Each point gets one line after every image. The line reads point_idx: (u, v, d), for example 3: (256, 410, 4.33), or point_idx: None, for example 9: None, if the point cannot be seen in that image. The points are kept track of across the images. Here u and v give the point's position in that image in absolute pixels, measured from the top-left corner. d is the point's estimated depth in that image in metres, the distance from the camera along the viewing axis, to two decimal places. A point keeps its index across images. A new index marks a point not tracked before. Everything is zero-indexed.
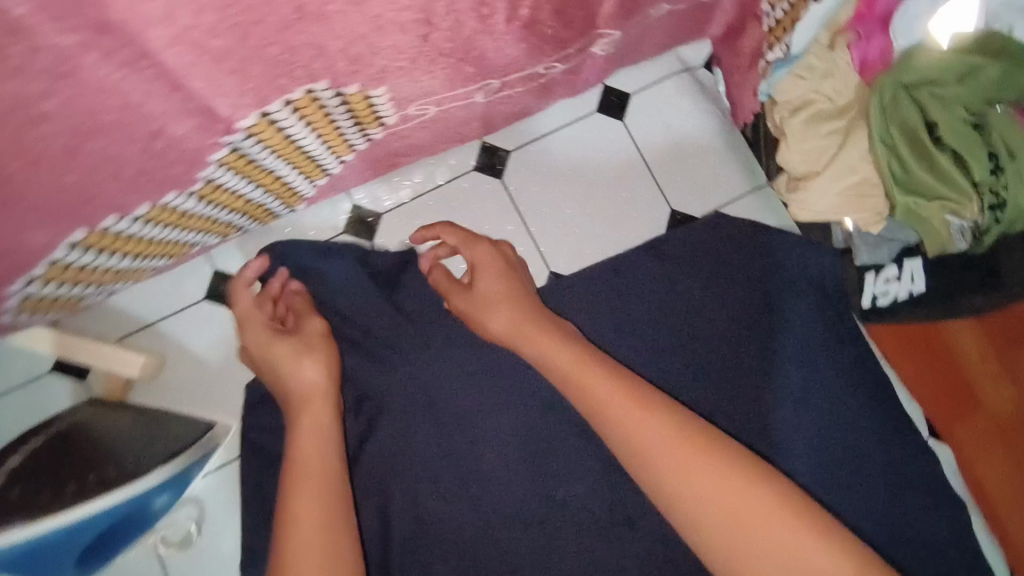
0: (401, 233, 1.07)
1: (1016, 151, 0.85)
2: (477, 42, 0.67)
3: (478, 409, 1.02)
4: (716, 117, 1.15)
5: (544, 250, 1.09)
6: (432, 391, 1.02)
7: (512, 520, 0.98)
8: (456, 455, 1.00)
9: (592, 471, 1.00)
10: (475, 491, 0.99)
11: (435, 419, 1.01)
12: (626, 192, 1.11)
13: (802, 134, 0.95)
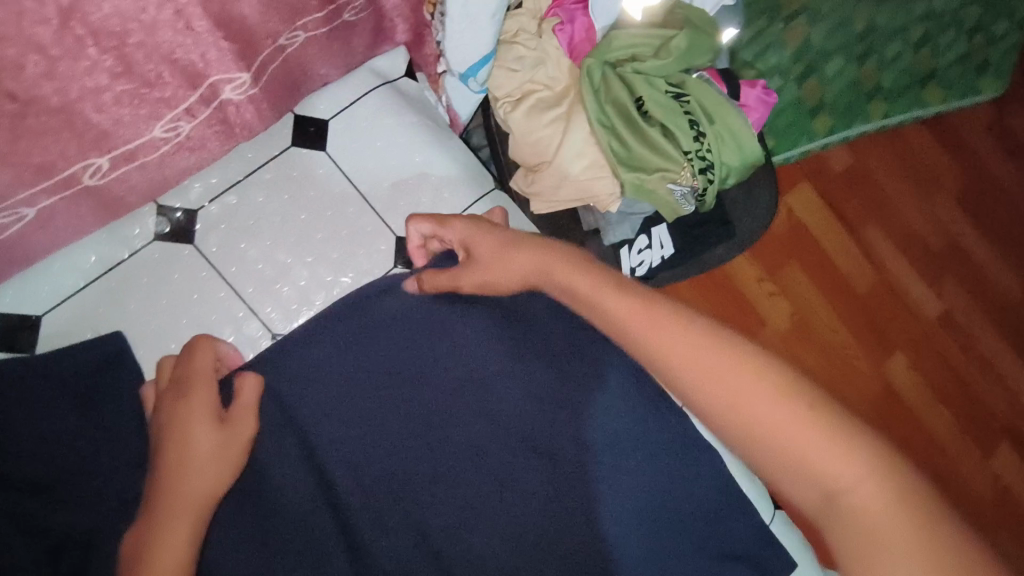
0: (82, 325, 1.04)
1: (712, 115, 0.94)
2: (68, 120, 0.76)
3: (421, 380, 0.92)
4: (425, 127, 1.23)
5: (257, 309, 1.12)
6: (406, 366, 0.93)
7: (486, 481, 0.88)
8: (450, 429, 0.89)
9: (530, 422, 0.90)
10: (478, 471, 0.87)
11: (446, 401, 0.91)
12: (341, 227, 1.16)
13: (525, 125, 0.96)
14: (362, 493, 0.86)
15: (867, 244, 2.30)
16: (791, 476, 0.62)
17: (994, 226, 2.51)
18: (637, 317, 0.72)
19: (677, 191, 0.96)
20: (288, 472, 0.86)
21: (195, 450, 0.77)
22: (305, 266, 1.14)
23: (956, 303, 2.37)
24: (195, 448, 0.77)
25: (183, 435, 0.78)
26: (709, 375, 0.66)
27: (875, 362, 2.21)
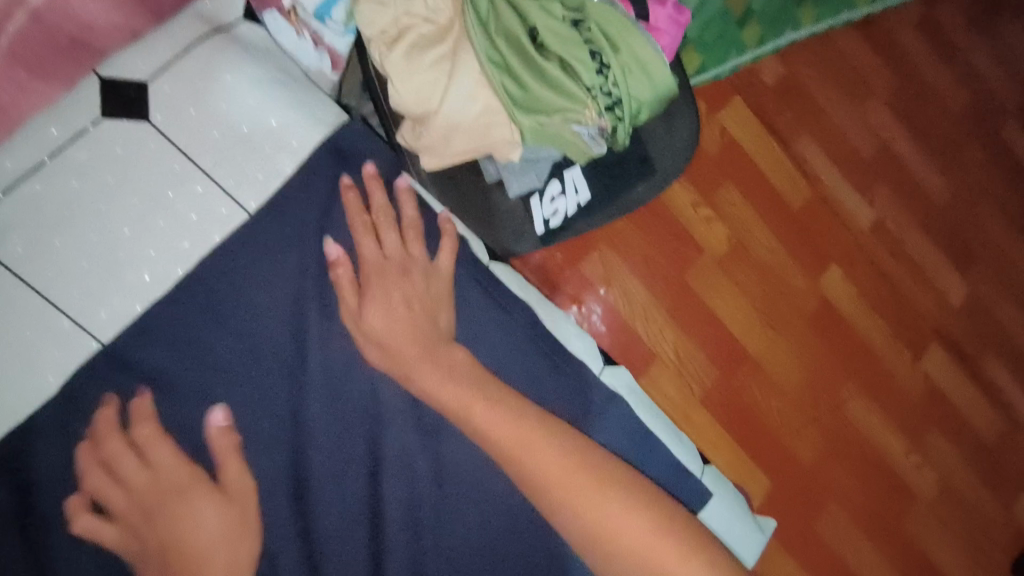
0: None
1: (613, 43, 0.90)
2: None
3: (235, 376, 1.11)
4: (264, 71, 1.20)
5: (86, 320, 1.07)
6: (233, 365, 1.11)
7: (340, 475, 1.15)
8: (264, 409, 1.12)
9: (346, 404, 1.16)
10: (303, 454, 1.13)
11: (251, 395, 1.11)
12: (166, 212, 1.11)
13: (406, 67, 0.91)
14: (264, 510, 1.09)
15: (801, 160, 2.27)
16: (639, 566, 1.01)
17: (924, 129, 2.50)
18: (558, 486, 1.03)
19: (584, 133, 0.93)
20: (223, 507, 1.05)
21: (202, 534, 1.00)
22: (129, 263, 1.09)
23: (888, 212, 2.40)
24: (203, 528, 1.00)
25: (188, 520, 1.00)
26: (616, 507, 1.03)
27: (811, 281, 2.21)
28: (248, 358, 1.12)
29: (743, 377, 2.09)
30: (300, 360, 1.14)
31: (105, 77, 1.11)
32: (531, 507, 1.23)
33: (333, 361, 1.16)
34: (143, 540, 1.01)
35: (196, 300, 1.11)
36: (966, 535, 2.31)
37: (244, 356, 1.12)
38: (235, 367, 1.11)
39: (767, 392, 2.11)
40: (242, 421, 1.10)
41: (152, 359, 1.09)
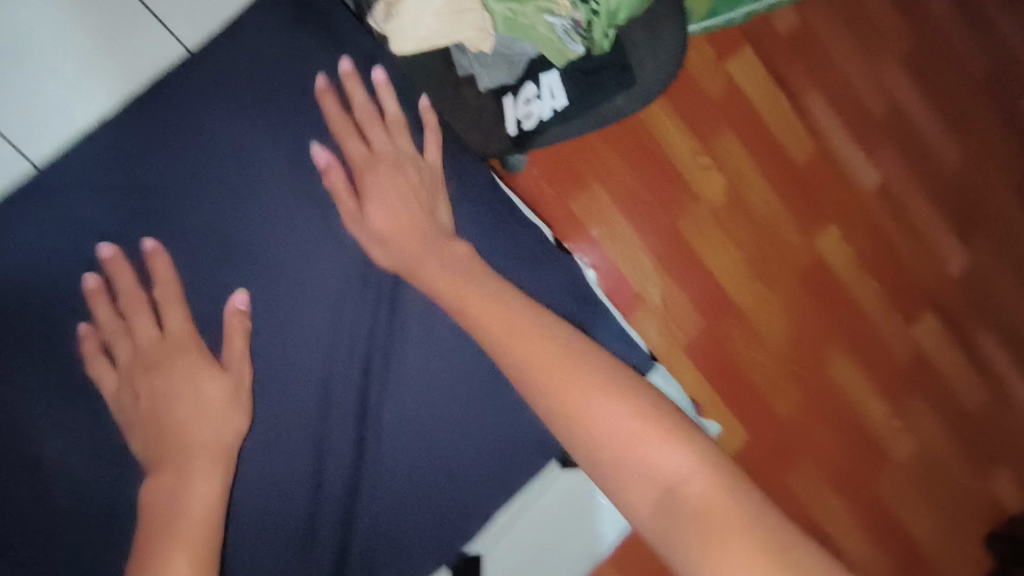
0: None
1: None
2: None
3: (193, 168, 1.14)
4: None
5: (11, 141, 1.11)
6: (199, 151, 1.15)
7: (322, 392, 1.16)
8: (216, 225, 1.14)
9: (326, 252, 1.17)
10: (269, 301, 1.14)
11: (207, 210, 1.14)
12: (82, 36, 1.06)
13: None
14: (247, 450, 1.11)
15: (807, 114, 2.22)
16: (636, 499, 0.80)
17: (940, 94, 2.43)
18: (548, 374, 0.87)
19: (557, 25, 0.97)
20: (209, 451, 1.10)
21: (203, 415, 1.05)
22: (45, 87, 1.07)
23: (894, 177, 2.35)
24: (208, 418, 1.05)
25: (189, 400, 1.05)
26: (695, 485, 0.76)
27: (805, 239, 2.18)
28: (207, 146, 1.15)
29: (728, 330, 2.08)
30: (281, 220, 1.16)
31: None
32: (498, 399, 1.23)
33: (290, 228, 1.16)
34: (139, 401, 1.07)
35: (154, 132, 1.14)
36: (940, 506, 2.32)
37: (216, 193, 1.14)
38: (195, 167, 1.14)
39: (752, 346, 2.10)
40: (187, 280, 1.13)
41: (109, 165, 1.12)
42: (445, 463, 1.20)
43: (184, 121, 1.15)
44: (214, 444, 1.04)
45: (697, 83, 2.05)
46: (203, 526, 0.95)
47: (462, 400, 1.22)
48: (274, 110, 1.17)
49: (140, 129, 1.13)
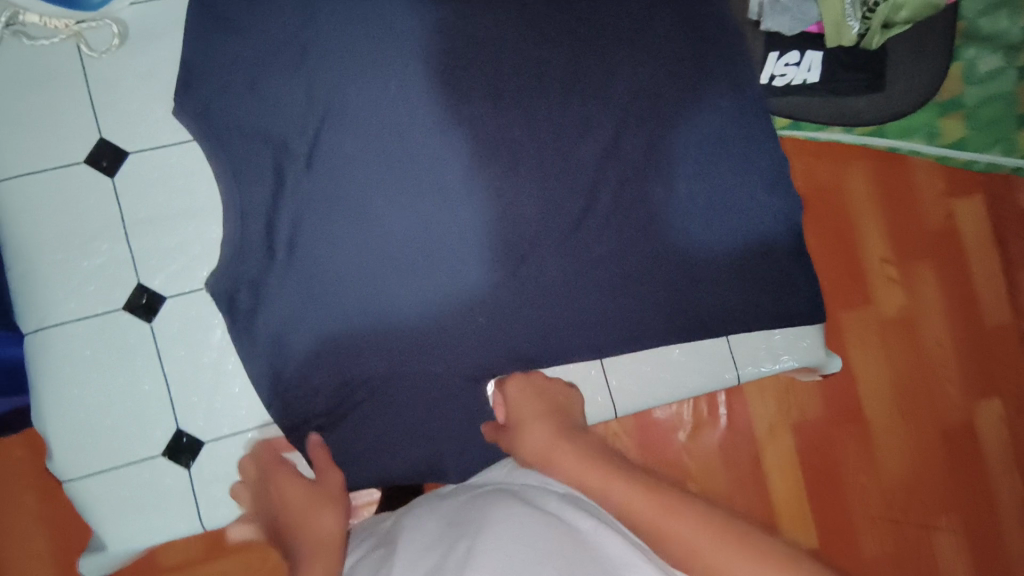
0: None
1: None
2: None
3: (641, 19, 0.94)
4: None
5: None
6: (649, 18, 0.95)
7: (577, 81, 0.91)
8: (631, 42, 0.93)
9: (685, 56, 0.95)
10: (576, 94, 0.91)
11: (639, 27, 0.94)
12: None
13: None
14: (460, 20, 0.90)
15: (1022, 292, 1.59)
16: None
17: None
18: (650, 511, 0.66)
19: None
20: (367, 101, 0.86)
21: (318, 515, 0.76)
22: None
23: None
24: (300, 482, 0.81)
25: (281, 482, 0.81)
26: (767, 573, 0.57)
27: (968, 398, 1.55)
28: (644, 9, 0.94)
29: (845, 446, 1.49)
30: (665, 108, 0.93)
31: None
32: (714, 294, 0.90)
33: (681, 26, 0.95)
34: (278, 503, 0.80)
35: (519, 10, 0.92)
36: None
37: (612, 65, 0.93)
38: (627, 22, 0.94)
39: (864, 472, 1.49)
40: None
41: (429, 21, 0.89)
42: (584, 281, 0.89)
43: (636, 22, 0.94)
44: (325, 535, 0.73)
45: (917, 188, 1.56)
46: (332, 543, 0.72)
47: (698, 271, 0.91)
48: (687, 71, 0.94)
49: None
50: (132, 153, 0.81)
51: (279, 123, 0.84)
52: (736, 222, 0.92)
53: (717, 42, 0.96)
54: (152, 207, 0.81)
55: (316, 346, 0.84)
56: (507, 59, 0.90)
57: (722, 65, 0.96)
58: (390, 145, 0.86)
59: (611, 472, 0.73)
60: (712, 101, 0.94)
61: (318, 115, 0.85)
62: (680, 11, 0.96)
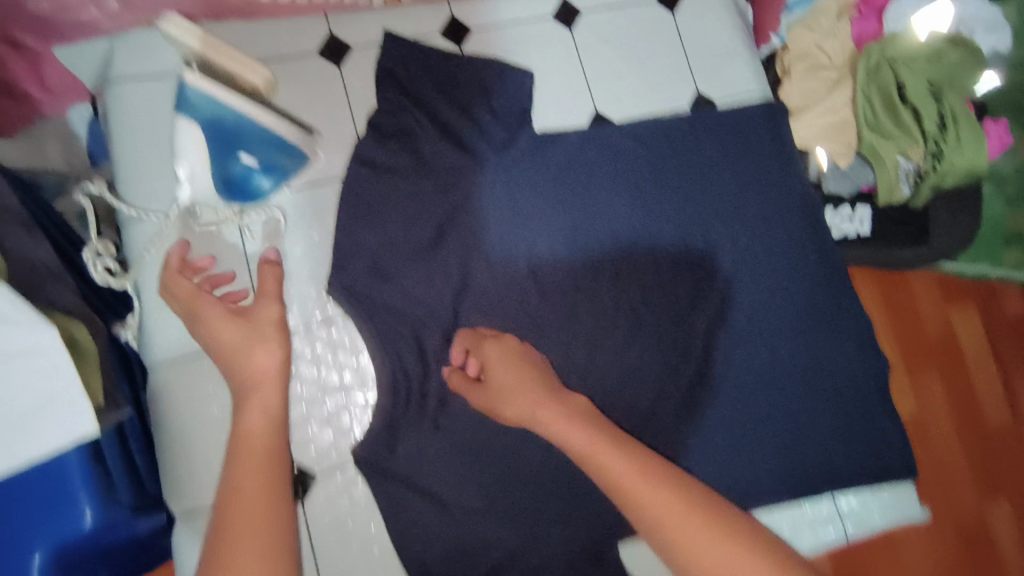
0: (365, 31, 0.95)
1: (953, 114, 1.17)
2: None
3: (737, 199, 1.04)
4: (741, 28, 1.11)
5: (592, 91, 1.02)
6: (744, 199, 1.04)
7: (684, 257, 0.99)
8: (731, 219, 1.03)
9: (778, 234, 1.04)
10: (684, 267, 0.99)
11: (738, 209, 1.04)
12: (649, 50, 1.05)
13: (803, 78, 1.20)
14: (582, 203, 0.98)
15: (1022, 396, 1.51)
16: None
17: None
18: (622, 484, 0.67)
19: (903, 164, 1.20)
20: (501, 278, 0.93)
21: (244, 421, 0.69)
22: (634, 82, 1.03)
23: None
24: (257, 409, 0.70)
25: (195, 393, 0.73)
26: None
27: (981, 497, 1.43)
28: (741, 190, 1.05)
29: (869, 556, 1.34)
30: (761, 279, 1.01)
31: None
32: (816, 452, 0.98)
33: (770, 204, 1.06)
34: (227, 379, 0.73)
35: (635, 195, 1.00)
36: None
37: (715, 244, 1.01)
38: (727, 202, 1.04)
39: None
40: (621, 160, 1.01)
41: (556, 205, 0.97)
42: (700, 446, 0.94)
43: (733, 201, 1.04)
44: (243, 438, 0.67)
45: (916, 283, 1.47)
46: (270, 492, 0.64)
47: (802, 433, 0.98)
48: (776, 244, 1.04)
49: (667, 172, 1.02)
50: (284, 331, 0.86)
51: (428, 307, 0.89)
52: (787, 310, 1.01)
53: (803, 218, 1.07)
54: (305, 382, 0.86)
55: (456, 527, 0.85)
56: (620, 236, 0.98)
57: (808, 240, 1.06)
58: (519, 322, 0.93)
59: (595, 430, 0.71)
60: (803, 272, 1.04)
61: (460, 297, 0.91)
62: (770, 191, 1.06)
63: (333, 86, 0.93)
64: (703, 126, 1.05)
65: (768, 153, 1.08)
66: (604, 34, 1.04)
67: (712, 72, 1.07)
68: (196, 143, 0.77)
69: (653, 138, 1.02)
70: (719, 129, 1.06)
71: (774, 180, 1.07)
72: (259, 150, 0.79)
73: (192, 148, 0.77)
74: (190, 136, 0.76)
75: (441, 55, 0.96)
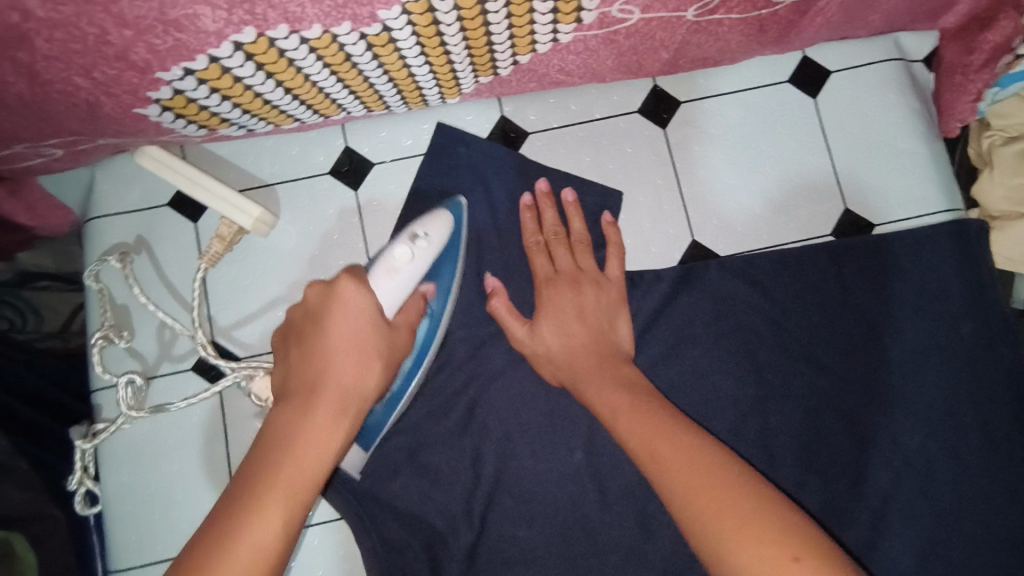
0: (398, 144, 0.75)
1: None
2: (553, 60, 0.63)
3: (902, 372, 0.73)
4: (919, 118, 0.78)
5: (692, 213, 0.75)
6: (912, 373, 0.73)
7: (810, 450, 0.71)
8: (889, 402, 0.72)
9: (963, 427, 0.72)
10: (813, 466, 0.71)
11: (901, 386, 0.72)
12: (775, 160, 0.76)
13: (1011, 168, 0.74)
14: (674, 379, 0.72)
15: None
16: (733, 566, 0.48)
17: None
18: (663, 450, 0.56)
19: None
20: (556, 469, 0.70)
21: (305, 446, 0.50)
22: (750, 202, 0.76)
23: None
24: (349, 337, 0.54)
25: (333, 311, 0.54)
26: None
27: None
28: (911, 360, 0.73)
29: None
30: (930, 492, 0.71)
31: (898, 69, 0.78)
32: None
33: (957, 384, 0.73)
34: (303, 341, 0.55)
35: (744, 365, 0.73)
36: None
37: (860, 440, 0.71)
38: (887, 376, 0.73)
39: None
40: (732, 315, 0.73)
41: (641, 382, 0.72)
42: None
43: (903, 385, 0.72)
44: (302, 454, 0.50)
45: None
46: (300, 500, 0.49)
47: None
48: (972, 467, 0.71)
49: (798, 337, 0.73)
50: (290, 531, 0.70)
51: (460, 512, 0.69)
52: (946, 481, 0.71)
53: (1009, 405, 0.72)
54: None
55: None
56: (726, 418, 0.72)
57: (1016, 435, 0.72)
58: (569, 533, 0.69)
59: (671, 426, 0.58)
60: (1002, 486, 0.71)
61: (505, 500, 0.70)
62: (973, 381, 0.73)
63: (344, 217, 0.74)
64: (856, 259, 0.74)
65: (963, 305, 0.74)
66: (713, 134, 0.77)
67: (868, 182, 0.77)
68: (416, 259, 0.60)
69: (773, 286, 0.74)
70: (891, 274, 0.74)
71: (969, 334, 0.74)
72: (440, 301, 0.66)
73: (415, 257, 0.60)
74: (423, 245, 0.61)
75: (489, 172, 0.74)
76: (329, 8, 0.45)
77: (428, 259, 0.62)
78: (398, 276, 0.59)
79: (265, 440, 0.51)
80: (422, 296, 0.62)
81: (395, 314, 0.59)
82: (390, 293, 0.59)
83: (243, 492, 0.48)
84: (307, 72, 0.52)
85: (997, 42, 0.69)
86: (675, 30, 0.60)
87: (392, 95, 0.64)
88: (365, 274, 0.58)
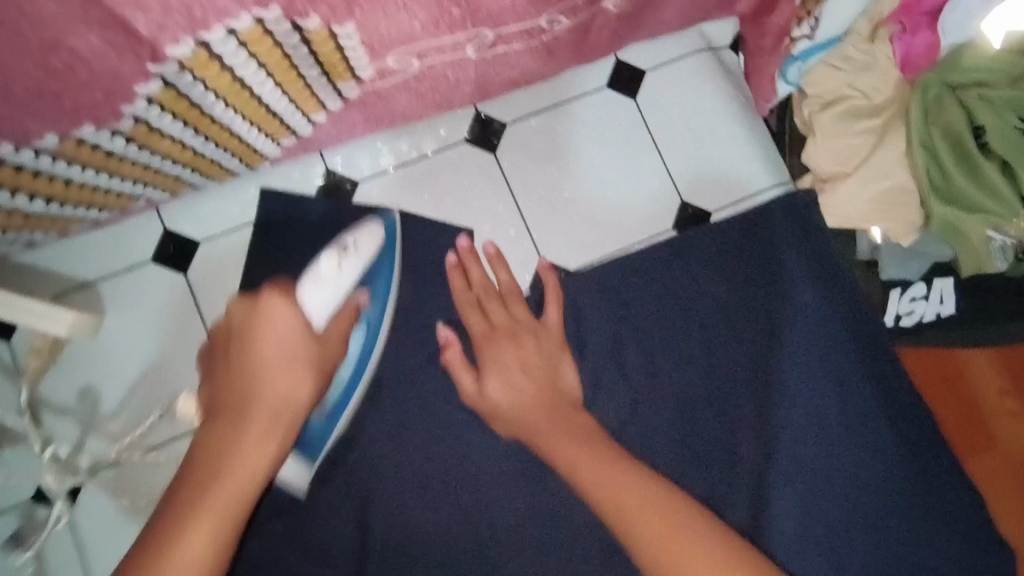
0: (222, 216, 0.71)
1: None
2: (353, 112, 0.61)
3: (760, 343, 0.76)
4: (734, 101, 0.81)
5: (536, 232, 0.75)
6: (769, 342, 0.76)
7: (687, 437, 0.73)
8: (753, 372, 0.75)
9: (822, 384, 0.76)
10: (691, 451, 0.73)
11: (761, 356, 0.75)
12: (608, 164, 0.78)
13: (830, 130, 0.74)
14: None
15: None
16: None
17: None
18: None
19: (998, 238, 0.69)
20: (445, 516, 0.69)
21: (234, 464, 0.48)
22: (590, 210, 0.76)
23: None
24: (279, 348, 0.52)
25: (259, 325, 0.52)
26: None
27: None
28: (766, 330, 0.76)
29: None
30: (803, 452, 0.74)
31: (708, 57, 0.81)
32: None
33: (811, 345, 0.76)
34: (227, 360, 0.53)
35: (612, 372, 0.73)
36: None
37: (731, 416, 0.74)
38: (747, 349, 0.75)
39: None
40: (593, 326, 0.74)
41: None
42: None
43: (763, 354, 0.76)
44: (235, 469, 0.48)
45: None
46: (232, 521, 0.47)
47: None
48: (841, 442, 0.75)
49: (659, 330, 0.75)
50: None
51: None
52: (813, 438, 0.75)
53: (857, 356, 0.77)
54: None
55: None
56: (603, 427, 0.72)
57: (865, 383, 0.77)
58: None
59: None
60: (860, 433, 0.76)
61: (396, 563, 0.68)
62: (823, 339, 0.77)
63: (178, 304, 0.70)
64: (700, 244, 0.77)
65: (804, 270, 0.78)
66: (543, 149, 0.77)
67: (699, 170, 0.79)
68: (345, 269, 0.58)
69: (625, 289, 0.75)
70: (737, 252, 0.77)
71: (813, 296, 0.78)
72: (375, 308, 0.63)
73: (344, 266, 0.58)
74: (352, 254, 0.59)
75: (323, 228, 0.72)
76: (56, 119, 0.42)
77: (358, 268, 0.59)
78: (324, 287, 0.56)
79: (196, 460, 0.49)
80: (354, 305, 0.60)
81: (326, 322, 0.56)
82: (317, 305, 0.55)
83: (170, 519, 0.46)
84: (68, 177, 0.49)
85: (784, 23, 0.71)
86: (465, 67, 0.59)
87: (190, 174, 0.60)
88: (290, 290, 0.55)
